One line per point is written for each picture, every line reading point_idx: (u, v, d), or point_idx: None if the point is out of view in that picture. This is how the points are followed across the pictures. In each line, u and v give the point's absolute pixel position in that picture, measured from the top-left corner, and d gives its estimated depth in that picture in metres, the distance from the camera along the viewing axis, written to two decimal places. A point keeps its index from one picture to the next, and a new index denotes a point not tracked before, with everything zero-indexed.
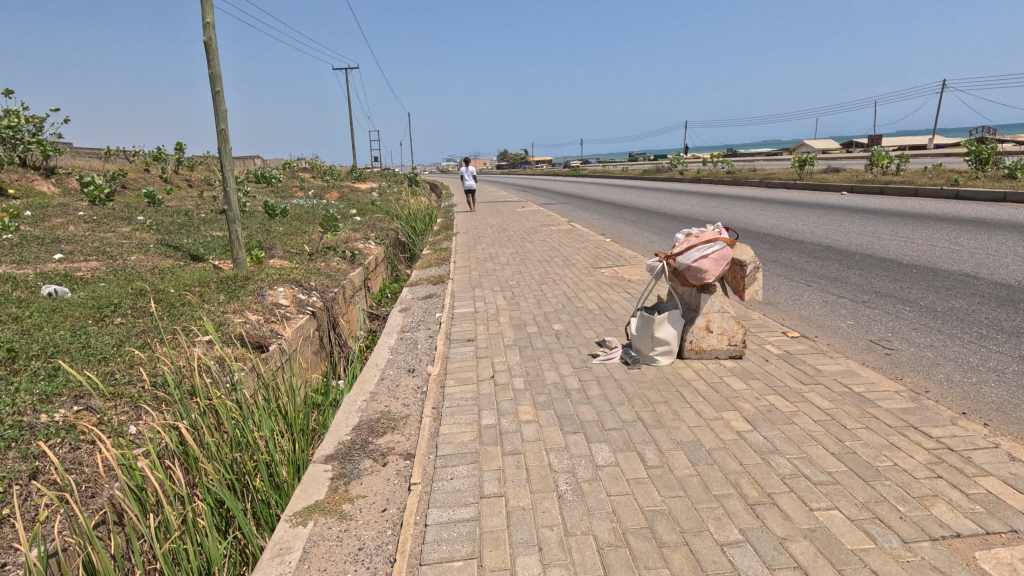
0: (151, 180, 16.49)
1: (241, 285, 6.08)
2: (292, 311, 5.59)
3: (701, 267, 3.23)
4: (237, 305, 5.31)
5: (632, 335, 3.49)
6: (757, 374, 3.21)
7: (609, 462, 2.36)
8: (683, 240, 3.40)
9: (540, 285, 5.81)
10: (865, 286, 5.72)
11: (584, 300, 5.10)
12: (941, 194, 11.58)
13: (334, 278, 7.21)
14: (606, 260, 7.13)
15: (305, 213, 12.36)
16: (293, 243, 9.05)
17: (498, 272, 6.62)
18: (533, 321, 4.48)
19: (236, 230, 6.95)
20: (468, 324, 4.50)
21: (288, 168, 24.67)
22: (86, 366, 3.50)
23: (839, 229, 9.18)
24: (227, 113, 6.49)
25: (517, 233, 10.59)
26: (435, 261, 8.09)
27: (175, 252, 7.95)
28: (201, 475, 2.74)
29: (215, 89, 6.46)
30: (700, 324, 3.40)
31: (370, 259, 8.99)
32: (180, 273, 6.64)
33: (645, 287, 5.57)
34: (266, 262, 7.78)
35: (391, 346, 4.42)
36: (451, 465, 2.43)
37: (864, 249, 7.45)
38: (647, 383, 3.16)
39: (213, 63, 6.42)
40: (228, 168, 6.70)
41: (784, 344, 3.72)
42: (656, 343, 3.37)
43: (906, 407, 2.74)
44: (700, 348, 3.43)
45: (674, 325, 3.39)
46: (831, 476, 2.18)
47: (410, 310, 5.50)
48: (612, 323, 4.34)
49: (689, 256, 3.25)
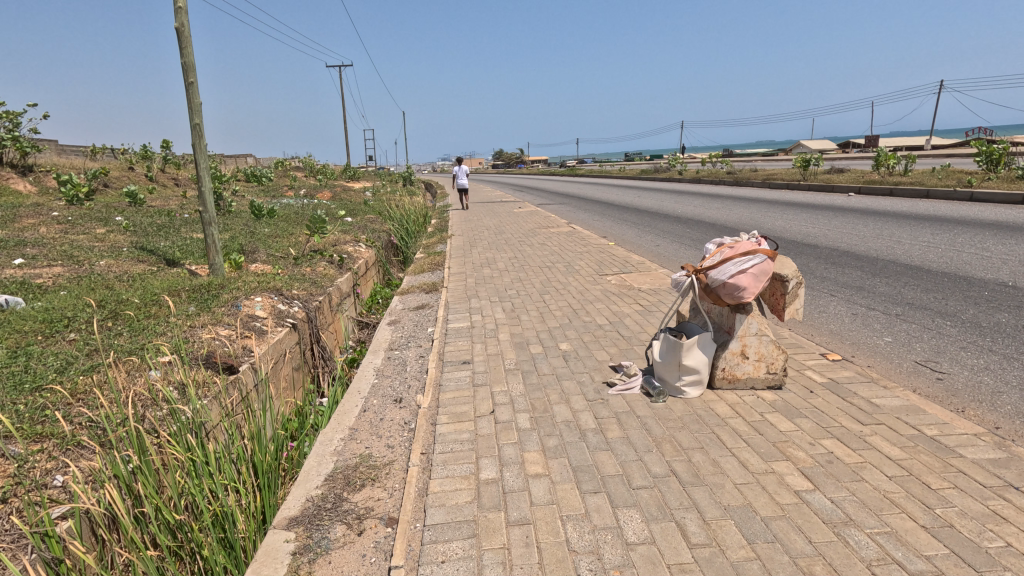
0: (134, 179, 15.91)
1: (215, 294, 5.55)
2: (269, 324, 5.07)
3: (739, 284, 2.74)
4: (206, 318, 4.79)
5: (656, 361, 3.00)
6: (803, 410, 2.73)
7: (643, 538, 1.86)
8: (715, 251, 2.90)
9: (542, 295, 5.32)
10: (896, 297, 5.25)
11: (592, 313, 4.60)
12: (954, 195, 11.16)
13: (320, 284, 6.70)
14: (612, 266, 6.65)
15: (293, 213, 11.83)
16: (278, 246, 8.52)
17: (497, 280, 6.12)
18: (536, 339, 3.98)
19: (212, 233, 6.42)
20: (464, 343, 4.00)
21: (280, 167, 24.11)
22: (13, 400, 2.99)
23: (854, 233, 8.74)
24: (201, 106, 5.97)
25: (515, 235, 10.10)
26: (429, 266, 7.58)
27: (149, 256, 7.42)
28: (134, 543, 2.23)
29: (187, 80, 5.93)
30: (734, 349, 2.92)
31: (360, 263, 8.48)
32: (150, 280, 6.11)
33: (658, 297, 5.08)
34: (247, 267, 7.26)
35: (377, 367, 3.91)
36: (442, 540, 1.94)
37: (885, 255, 7.00)
38: (675, 421, 2.67)
39: (186, 52, 5.90)
40: (203, 167, 6.18)
41: (827, 369, 3.24)
42: (684, 372, 2.88)
43: (995, 457, 2.26)
44: (733, 376, 2.95)
45: (704, 350, 2.91)
46: (931, 563, 1.70)
47: (399, 323, 4.99)
48: (626, 343, 3.84)
49: (725, 270, 2.75)
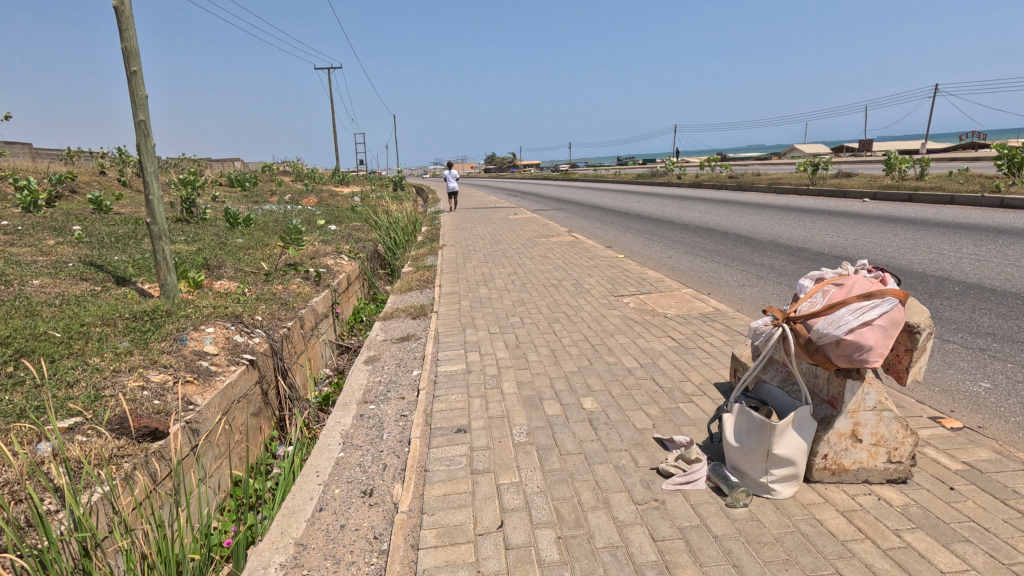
0: (106, 184, 14.95)
1: (158, 324, 4.61)
2: (219, 363, 4.13)
3: (862, 339, 1.87)
4: (138, 358, 3.84)
5: (729, 444, 2.15)
6: (957, 524, 1.86)
7: None
8: (814, 290, 2.08)
9: (552, 324, 4.45)
10: (971, 326, 4.42)
11: (616, 352, 3.71)
12: (981, 201, 10.46)
13: (291, 306, 5.80)
14: (628, 285, 5.81)
15: (271, 221, 10.92)
16: (248, 260, 7.59)
17: (495, 303, 5.22)
18: (552, 393, 3.08)
19: (162, 248, 5.46)
20: (459, 397, 3.11)
21: (267, 171, 23.16)
22: None
23: (886, 242, 7.98)
24: (146, 99, 5.06)
25: (513, 246, 9.23)
26: (417, 283, 6.68)
27: (96, 273, 6.48)
28: None
29: (130, 69, 5.02)
30: (842, 429, 2.07)
31: (341, 278, 7.59)
32: (86, 305, 5.16)
33: (692, 327, 4.23)
34: (209, 285, 6.34)
35: (344, 432, 3.02)
36: None
37: (933, 271, 6.21)
38: (775, 549, 1.79)
39: (128, 36, 4.99)
40: (150, 171, 5.26)
41: (954, 445, 2.37)
42: (773, 464, 2.02)
43: None
44: (839, 466, 2.09)
45: (803, 433, 2.04)
46: None
47: (377, 361, 4.08)
48: (668, 399, 2.96)
49: (841, 320, 1.88)
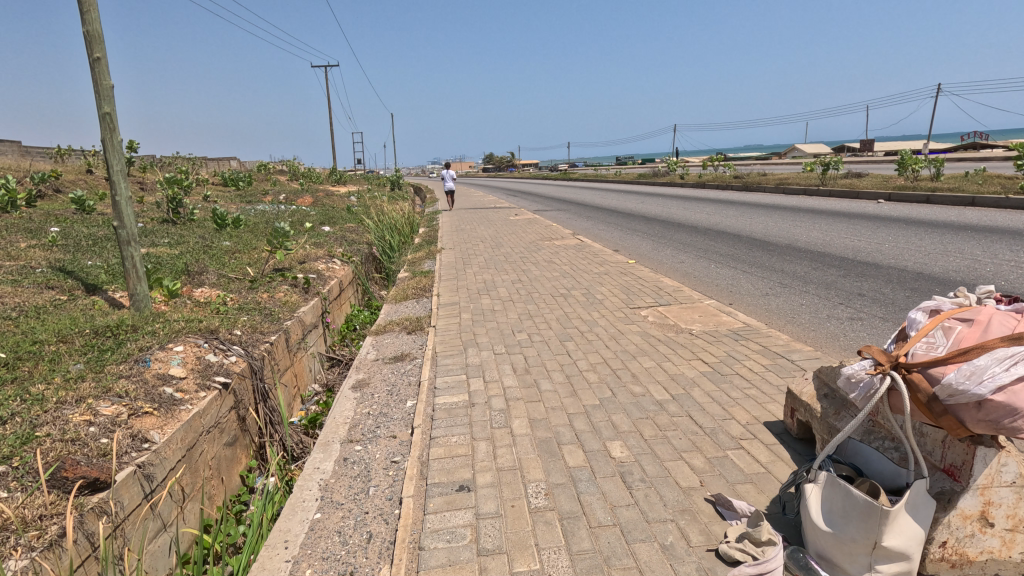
0: (93, 184, 14.36)
1: (120, 342, 4.07)
2: (186, 389, 3.58)
3: (1017, 402, 1.37)
4: (89, 386, 3.31)
5: (815, 525, 1.66)
6: None
7: None
8: (933, 326, 1.58)
9: (564, 342, 3.94)
10: None
11: (642, 380, 3.19)
12: (1006, 204, 10.00)
13: (275, 317, 5.29)
14: (645, 295, 5.30)
15: (261, 223, 10.38)
16: (233, 264, 7.07)
17: (500, 317, 4.71)
18: (572, 436, 2.57)
19: (130, 254, 4.92)
20: (461, 440, 2.60)
21: (262, 169, 22.58)
22: None
23: (912, 246, 7.54)
24: (112, 88, 4.54)
25: (515, 250, 8.72)
26: (412, 291, 6.17)
27: (65, 280, 5.93)
28: None
29: (93, 56, 4.50)
30: (970, 510, 1.57)
31: (332, 284, 7.08)
32: (44, 318, 4.62)
33: (723, 347, 3.73)
34: (187, 294, 5.80)
35: (323, 483, 2.51)
36: None
37: (970, 279, 5.76)
38: None
39: (90, 19, 4.46)
40: (117, 170, 4.74)
41: None
42: (880, 559, 1.53)
43: None
44: (965, 558, 1.59)
45: (921, 518, 1.54)
46: None
47: (367, 387, 3.56)
48: (713, 445, 2.45)
49: (992, 374, 1.37)
